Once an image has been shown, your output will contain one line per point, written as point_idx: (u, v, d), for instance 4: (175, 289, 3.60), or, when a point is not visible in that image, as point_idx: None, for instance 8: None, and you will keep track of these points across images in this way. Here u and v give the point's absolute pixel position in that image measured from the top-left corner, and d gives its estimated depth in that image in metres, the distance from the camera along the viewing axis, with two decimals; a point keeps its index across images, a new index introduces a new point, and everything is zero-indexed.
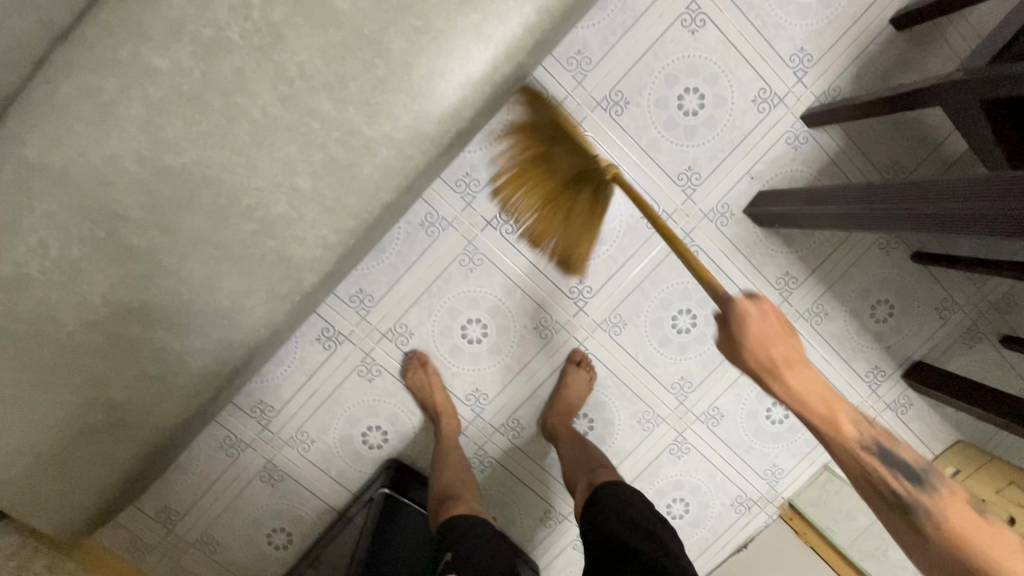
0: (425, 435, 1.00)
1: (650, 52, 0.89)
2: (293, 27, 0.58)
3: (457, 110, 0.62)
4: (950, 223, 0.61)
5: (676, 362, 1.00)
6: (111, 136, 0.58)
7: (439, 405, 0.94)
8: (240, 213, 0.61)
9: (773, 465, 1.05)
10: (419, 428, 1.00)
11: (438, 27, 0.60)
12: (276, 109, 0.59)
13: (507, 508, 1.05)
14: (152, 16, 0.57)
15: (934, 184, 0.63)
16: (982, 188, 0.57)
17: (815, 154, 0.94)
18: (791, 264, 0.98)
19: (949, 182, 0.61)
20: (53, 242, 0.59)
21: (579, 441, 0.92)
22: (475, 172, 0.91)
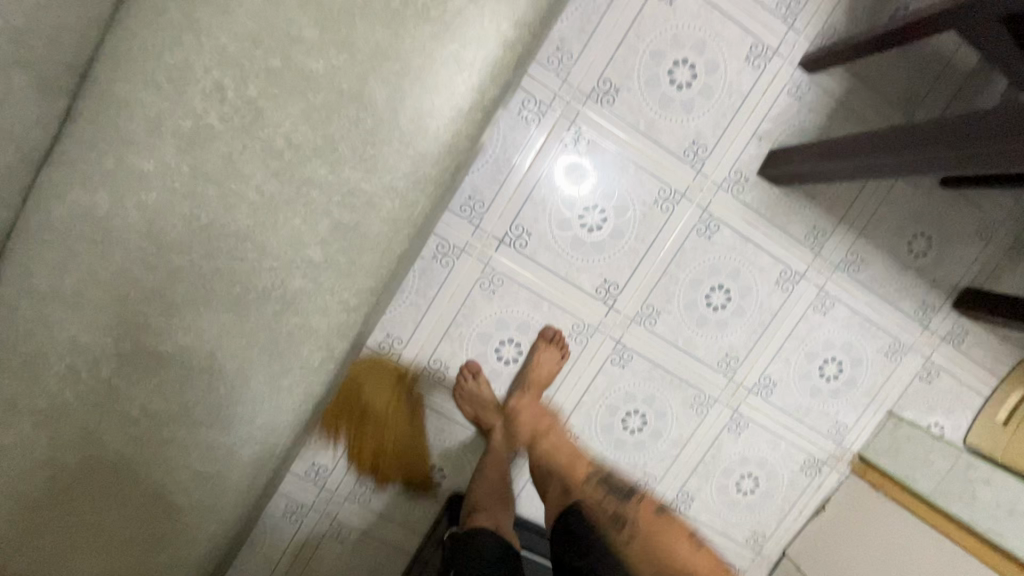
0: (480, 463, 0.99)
1: (630, 33, 0.86)
2: (271, 99, 0.55)
3: (453, 144, 0.60)
4: (984, 159, 0.57)
5: (717, 340, 0.97)
6: (116, 249, 0.56)
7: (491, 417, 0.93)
8: (259, 297, 0.60)
9: (835, 422, 1.03)
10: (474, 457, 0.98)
11: (416, 66, 0.57)
12: (272, 185, 0.57)
13: None
14: (128, 120, 0.55)
15: (962, 120, 0.59)
16: (1014, 119, 0.53)
17: (820, 101, 0.90)
18: (816, 217, 0.94)
19: (977, 116, 0.57)
20: (82, 366, 0.59)
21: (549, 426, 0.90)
22: (477, 195, 0.88)
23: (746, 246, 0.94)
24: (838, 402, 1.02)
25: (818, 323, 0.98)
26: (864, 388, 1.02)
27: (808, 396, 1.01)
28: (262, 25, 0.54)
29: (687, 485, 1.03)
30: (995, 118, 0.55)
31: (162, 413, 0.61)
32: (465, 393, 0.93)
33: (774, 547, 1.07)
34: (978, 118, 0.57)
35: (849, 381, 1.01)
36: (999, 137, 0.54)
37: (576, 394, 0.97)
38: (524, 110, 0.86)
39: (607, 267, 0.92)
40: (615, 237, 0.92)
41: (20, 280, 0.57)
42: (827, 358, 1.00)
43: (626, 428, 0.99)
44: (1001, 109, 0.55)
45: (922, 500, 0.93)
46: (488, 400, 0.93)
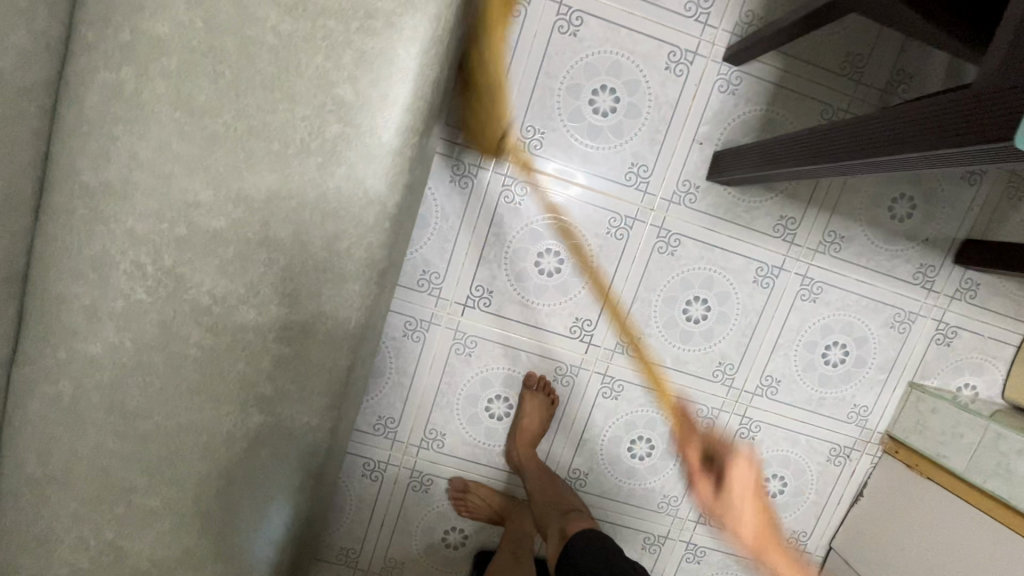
0: (478, 532, 1.00)
1: (542, 73, 0.84)
2: (187, 264, 0.58)
3: (368, 258, 0.62)
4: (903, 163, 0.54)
5: (706, 350, 0.95)
6: (90, 426, 0.61)
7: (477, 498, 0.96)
8: (225, 440, 0.63)
9: (854, 406, 0.98)
10: (467, 530, 1.00)
11: (312, 197, 0.58)
12: (209, 339, 0.60)
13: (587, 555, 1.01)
14: (71, 314, 0.59)
15: (865, 124, 0.56)
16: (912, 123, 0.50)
17: (756, 90, 0.86)
18: (782, 207, 0.90)
19: (878, 122, 0.54)
20: (88, 533, 0.64)
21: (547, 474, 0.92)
22: (430, 267, 0.89)
23: (714, 252, 0.91)
24: (852, 385, 0.97)
25: (810, 312, 0.94)
26: (878, 365, 0.96)
27: (818, 385, 0.97)
28: (161, 200, 0.57)
29: (712, 498, 1.00)
30: (930, 110, 0.48)
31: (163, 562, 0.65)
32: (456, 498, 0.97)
33: (818, 542, 1.03)
34: (881, 124, 0.54)
35: (859, 361, 0.96)
36: (932, 132, 0.48)
37: (575, 434, 0.97)
38: (456, 176, 0.86)
39: (575, 306, 0.92)
40: (576, 275, 0.91)
41: (19, 471, 0.63)
42: (829, 344, 0.95)
43: (634, 455, 0.98)
44: (935, 99, 0.48)
45: (960, 478, 0.88)
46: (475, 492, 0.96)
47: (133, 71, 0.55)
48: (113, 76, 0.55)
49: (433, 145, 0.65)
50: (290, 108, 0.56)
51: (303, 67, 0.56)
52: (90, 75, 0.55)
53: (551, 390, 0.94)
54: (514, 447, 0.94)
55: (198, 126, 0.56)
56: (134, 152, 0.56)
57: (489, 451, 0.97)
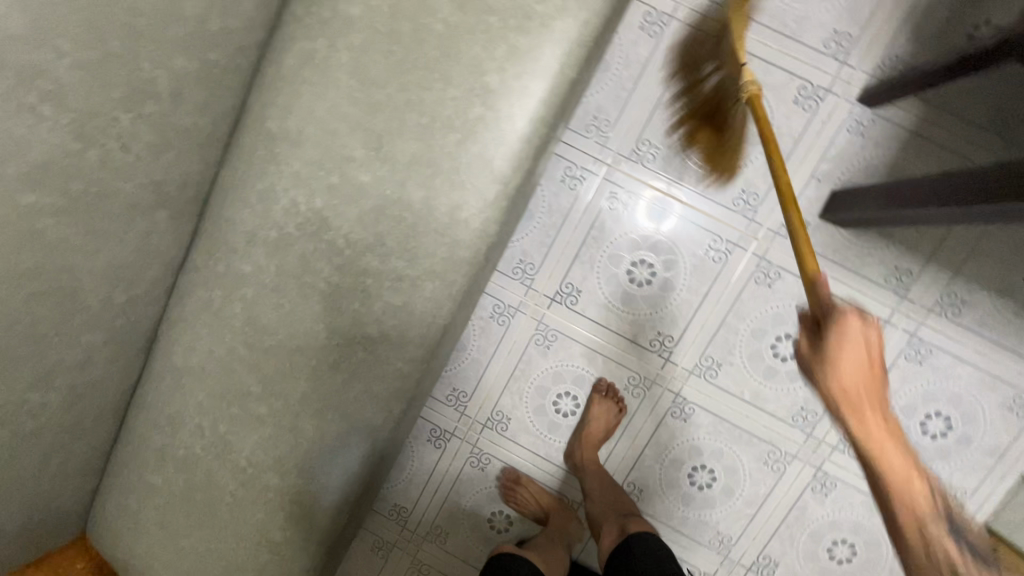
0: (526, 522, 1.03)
1: (668, 92, 0.88)
2: (333, 209, 0.68)
3: (482, 230, 0.68)
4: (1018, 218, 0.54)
5: (789, 392, 0.92)
6: (228, 333, 0.72)
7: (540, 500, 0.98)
8: (330, 368, 0.72)
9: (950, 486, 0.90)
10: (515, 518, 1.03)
11: (446, 168, 0.66)
12: (336, 277, 0.69)
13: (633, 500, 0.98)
14: (234, 235, 0.71)
15: (1003, 170, 0.56)
16: None
17: (888, 134, 0.84)
18: (899, 258, 0.86)
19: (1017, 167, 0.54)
20: (206, 424, 0.75)
21: (607, 478, 0.93)
22: (527, 257, 0.95)
23: None
24: (951, 463, 0.89)
25: (913, 374, 0.88)
26: (984, 448, 0.88)
27: None
28: (324, 152, 0.67)
29: (769, 548, 0.96)
30: None
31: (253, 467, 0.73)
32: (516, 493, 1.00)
33: None
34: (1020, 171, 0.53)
35: (962, 439, 0.88)
36: None
37: (637, 448, 0.97)
38: (567, 177, 0.92)
39: (660, 320, 0.93)
40: (666, 290, 0.92)
41: (167, 358, 0.75)
42: (930, 413, 0.89)
43: (694, 484, 0.96)
44: None
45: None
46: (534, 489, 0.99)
47: (326, 43, 0.66)
48: (308, 45, 0.66)
49: (555, 140, 0.71)
50: (444, 87, 0.64)
51: (462, 54, 0.64)
52: (290, 41, 0.67)
53: (620, 399, 0.95)
54: (578, 449, 0.95)
55: (366, 93, 0.65)
56: (312, 110, 0.67)
57: (549, 446, 1.00)
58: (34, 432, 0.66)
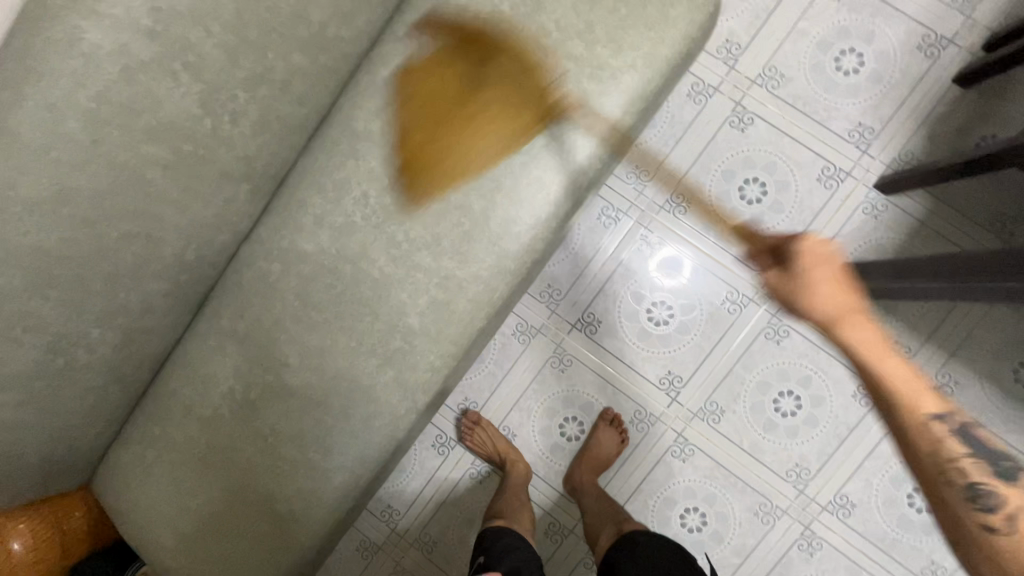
0: None
1: (705, 153, 0.97)
2: (398, 206, 0.75)
3: (530, 245, 0.75)
4: None
5: (786, 447, 0.96)
6: (277, 304, 0.77)
7: (503, 454, 0.99)
8: (368, 350, 0.76)
9: (931, 562, 0.93)
10: None
11: (507, 185, 0.73)
12: (390, 267, 0.75)
13: None
14: (303, 216, 0.77)
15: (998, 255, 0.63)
16: None
17: (898, 220, 0.93)
18: (899, 333, 0.93)
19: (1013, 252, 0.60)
20: (237, 388, 0.78)
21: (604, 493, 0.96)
22: (555, 283, 1.01)
23: (819, 354, 0.95)
24: (934, 539, 0.93)
25: None
26: None
27: (895, 525, 0.93)
28: (400, 155, 0.75)
29: None
30: None
31: (479, 116, 0.73)
32: (471, 438, 1.01)
33: None
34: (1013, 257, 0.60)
35: None
36: None
37: (634, 481, 1.00)
38: (603, 216, 1.00)
39: (672, 359, 0.98)
40: (681, 332, 0.98)
41: (213, 321, 0.79)
42: (917, 487, 0.93)
43: (684, 525, 0.98)
44: None
45: None
46: (490, 435, 1.00)
47: (419, 63, 0.75)
48: (403, 61, 0.75)
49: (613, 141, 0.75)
50: (517, 115, 0.73)
51: (538, 89, 0.72)
52: (389, 56, 0.76)
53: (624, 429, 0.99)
54: (577, 469, 0.98)
55: (447, 110, 0.74)
56: (397, 117, 0.75)
57: (549, 468, 1.02)
58: (85, 365, 0.71)
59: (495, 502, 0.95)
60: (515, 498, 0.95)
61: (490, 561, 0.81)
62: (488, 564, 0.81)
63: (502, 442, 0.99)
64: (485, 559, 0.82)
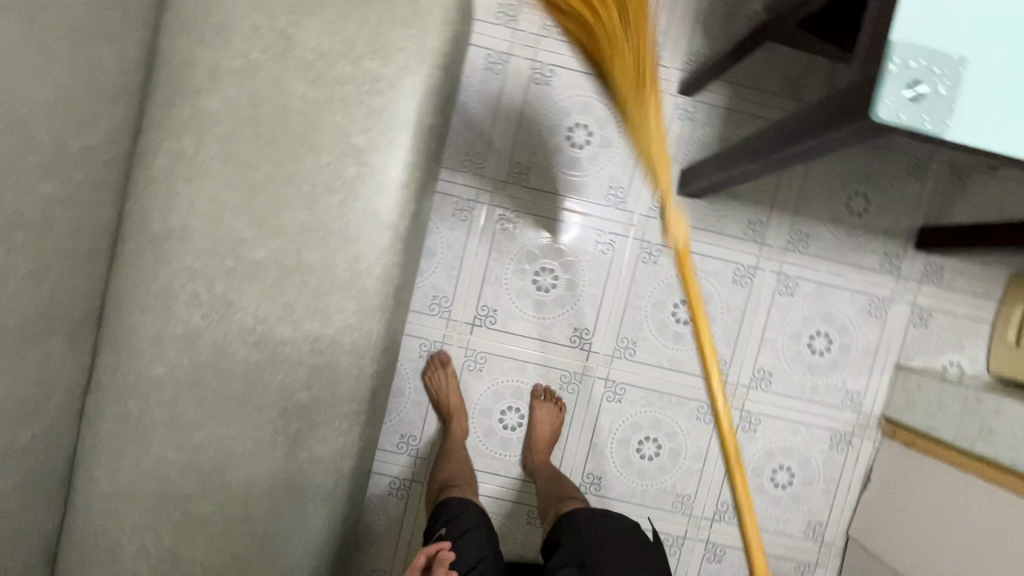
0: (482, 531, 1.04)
1: (523, 117, 0.98)
2: (236, 291, 0.70)
3: (384, 276, 0.73)
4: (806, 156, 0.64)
5: (698, 349, 1.03)
6: (152, 441, 0.71)
7: (454, 409, 0.98)
8: (269, 444, 0.72)
9: (847, 391, 1.04)
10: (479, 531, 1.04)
11: (336, 227, 0.70)
12: (253, 354, 0.70)
13: (617, 490, 1.04)
14: (138, 342, 0.70)
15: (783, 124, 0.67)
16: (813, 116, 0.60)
17: (709, 115, 0.99)
18: (749, 212, 1.01)
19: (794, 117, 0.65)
20: (148, 542, 0.71)
21: (554, 473, 0.98)
22: (439, 291, 1.00)
23: (693, 258, 1.01)
24: (842, 371, 1.04)
25: (789, 306, 1.02)
26: (862, 351, 1.03)
27: (808, 373, 1.03)
28: (215, 240, 0.69)
29: (724, 494, 1.05)
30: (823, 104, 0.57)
31: None
32: (433, 382, 0.99)
33: (835, 531, 1.06)
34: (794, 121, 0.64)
35: (843, 348, 1.03)
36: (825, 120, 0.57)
37: (586, 439, 1.03)
38: (457, 211, 0.99)
39: (573, 316, 1.01)
40: (570, 288, 1.01)
41: (90, 487, 0.71)
42: (813, 334, 1.03)
43: (643, 456, 1.03)
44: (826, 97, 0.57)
45: (971, 457, 0.88)
46: (451, 386, 0.98)
47: (192, 139, 0.69)
48: (175, 144, 0.69)
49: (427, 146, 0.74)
50: (316, 156, 0.69)
51: (326, 123, 0.69)
52: (157, 144, 0.69)
53: (559, 400, 1.01)
54: (530, 453, 1.00)
55: (242, 178, 0.69)
56: (193, 204, 0.69)
57: (507, 463, 1.03)
58: None
59: (445, 464, 0.95)
60: (467, 470, 0.96)
61: (449, 534, 0.82)
62: (447, 538, 0.82)
63: (460, 397, 0.99)
64: (444, 531, 0.83)
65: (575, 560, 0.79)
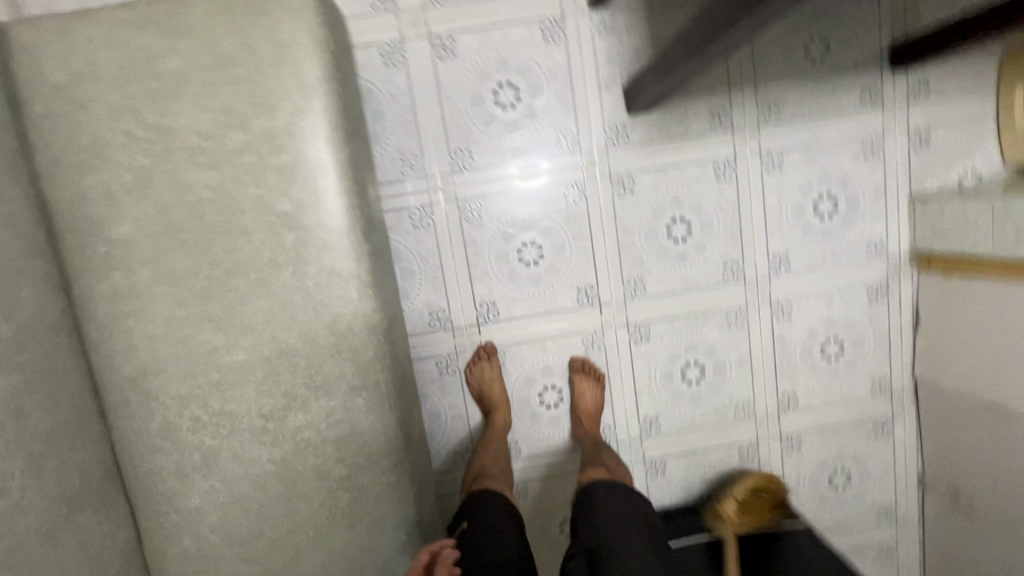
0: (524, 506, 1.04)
1: (443, 100, 0.91)
2: (233, 400, 0.67)
3: (368, 327, 0.69)
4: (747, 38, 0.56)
5: (706, 260, 0.98)
6: (222, 564, 0.71)
7: (497, 398, 0.97)
8: (330, 525, 0.71)
9: (868, 242, 0.99)
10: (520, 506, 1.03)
11: (300, 300, 0.67)
12: (277, 451, 0.69)
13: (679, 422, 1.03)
14: (165, 482, 0.69)
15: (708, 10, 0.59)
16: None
17: (630, 18, 0.91)
18: (708, 103, 0.94)
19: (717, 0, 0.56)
20: None
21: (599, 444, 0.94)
22: (433, 305, 0.97)
23: (668, 172, 0.95)
24: (856, 224, 0.98)
25: (781, 181, 0.96)
26: (870, 197, 0.98)
27: (824, 240, 0.99)
28: (189, 359, 0.66)
29: (781, 386, 1.03)
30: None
31: None
32: (476, 374, 0.97)
33: (902, 378, 1.04)
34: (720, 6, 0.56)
35: (850, 201, 0.98)
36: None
37: (630, 387, 1.01)
38: (417, 222, 0.94)
39: (571, 278, 0.97)
40: (558, 252, 0.97)
41: None
42: (815, 200, 0.97)
43: (690, 381, 1.02)
44: None
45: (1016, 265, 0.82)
46: (494, 374, 0.97)
47: (121, 273, 0.65)
48: (107, 284, 0.65)
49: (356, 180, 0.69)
50: (248, 239, 0.65)
51: (242, 201, 0.64)
52: (90, 291, 0.66)
53: (599, 372, 0.99)
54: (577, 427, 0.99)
55: (187, 289, 0.65)
56: (153, 334, 0.66)
57: (565, 439, 1.02)
58: None
59: (483, 456, 0.91)
60: (506, 463, 0.91)
61: (470, 528, 0.73)
62: (469, 531, 0.73)
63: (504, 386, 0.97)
64: (467, 525, 0.74)
65: (585, 548, 0.68)
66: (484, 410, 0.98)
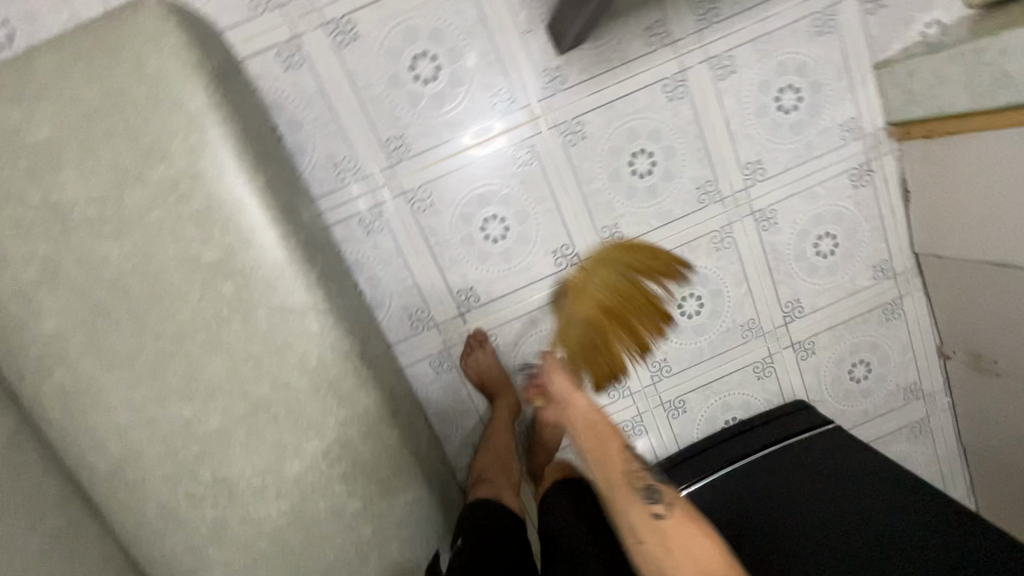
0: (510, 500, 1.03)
1: (359, 90, 0.84)
2: (223, 466, 0.64)
3: (341, 356, 0.65)
4: None
5: (677, 188, 0.93)
6: None
7: (499, 385, 0.93)
8: (361, 559, 0.69)
9: (840, 126, 0.93)
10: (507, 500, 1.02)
11: (260, 349, 0.62)
12: (285, 503, 0.66)
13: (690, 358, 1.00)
14: (183, 563, 0.66)
15: None
16: None
17: None
18: (640, 20, 0.86)
19: None
20: None
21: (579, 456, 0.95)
22: (410, 308, 0.92)
23: (616, 106, 0.88)
24: (824, 111, 0.92)
25: (737, 85, 0.90)
26: (831, 78, 0.91)
27: (793, 136, 0.93)
28: (166, 438, 0.63)
29: (782, 296, 1.00)
30: None
31: None
32: (474, 361, 0.93)
33: (902, 256, 1.01)
34: None
35: (812, 88, 0.91)
36: None
37: None
38: (368, 227, 0.88)
39: (543, 243, 0.92)
40: (523, 219, 0.91)
41: None
42: (776, 96, 0.91)
43: (689, 315, 0.98)
44: None
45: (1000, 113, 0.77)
46: (493, 362, 0.93)
47: (64, 370, 0.60)
48: (53, 384, 0.60)
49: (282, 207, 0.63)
50: (185, 300, 0.60)
51: (166, 262, 0.59)
52: (39, 396, 0.61)
53: None
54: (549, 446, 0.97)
55: (138, 368, 0.61)
56: (119, 423, 0.62)
57: None
58: None
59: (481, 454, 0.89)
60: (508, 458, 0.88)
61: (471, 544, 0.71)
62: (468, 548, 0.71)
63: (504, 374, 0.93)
64: (465, 540, 0.72)
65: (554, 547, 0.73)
66: (488, 397, 0.95)
